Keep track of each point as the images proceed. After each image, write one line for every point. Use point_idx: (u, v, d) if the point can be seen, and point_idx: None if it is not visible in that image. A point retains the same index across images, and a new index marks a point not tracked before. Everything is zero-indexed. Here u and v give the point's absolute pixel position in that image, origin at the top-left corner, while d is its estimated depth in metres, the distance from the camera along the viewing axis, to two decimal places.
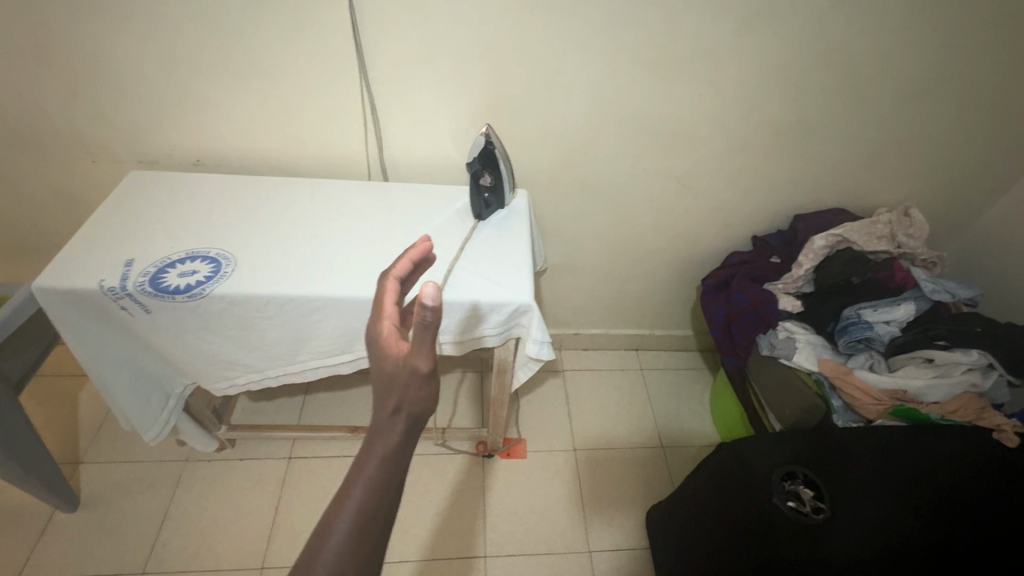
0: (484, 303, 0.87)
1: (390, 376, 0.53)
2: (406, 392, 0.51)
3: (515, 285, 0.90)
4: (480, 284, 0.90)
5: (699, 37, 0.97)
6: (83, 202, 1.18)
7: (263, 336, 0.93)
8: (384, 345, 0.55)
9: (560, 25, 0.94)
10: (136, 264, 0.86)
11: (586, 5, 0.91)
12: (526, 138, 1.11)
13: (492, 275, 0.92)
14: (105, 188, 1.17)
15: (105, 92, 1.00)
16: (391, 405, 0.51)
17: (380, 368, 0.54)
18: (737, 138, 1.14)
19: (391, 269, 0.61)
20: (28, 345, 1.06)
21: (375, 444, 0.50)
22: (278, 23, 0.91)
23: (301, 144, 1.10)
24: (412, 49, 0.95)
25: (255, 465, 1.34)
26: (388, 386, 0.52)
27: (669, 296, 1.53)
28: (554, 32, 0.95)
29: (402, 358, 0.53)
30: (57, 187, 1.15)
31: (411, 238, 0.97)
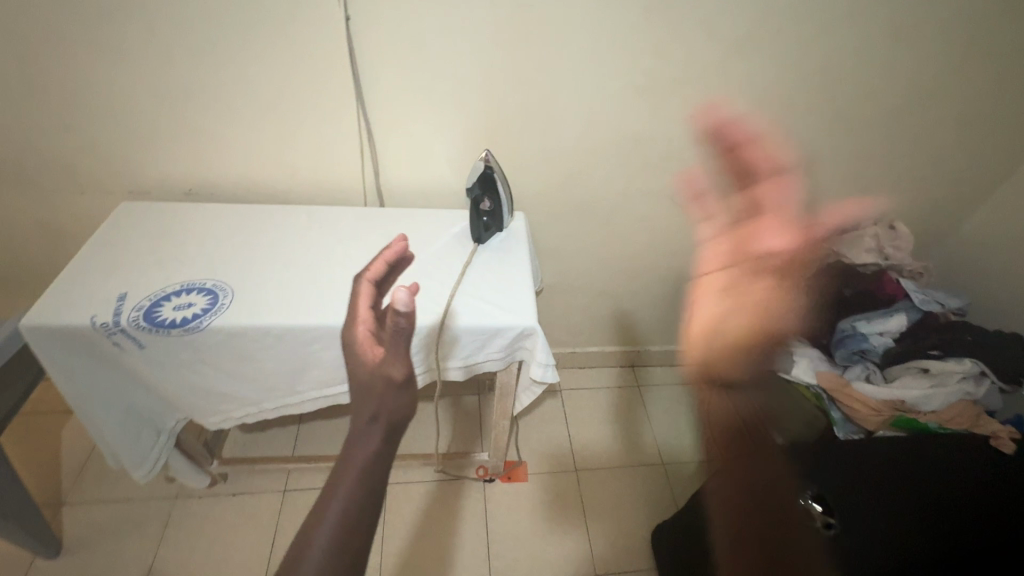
0: (471, 324, 0.87)
1: (373, 383, 0.58)
2: (385, 400, 0.56)
3: (517, 307, 0.90)
4: (483, 307, 0.89)
5: (691, 61, 1.00)
6: (67, 234, 1.15)
7: (261, 367, 0.91)
8: (362, 351, 0.62)
9: (553, 50, 0.96)
10: (129, 299, 0.83)
11: (579, 31, 0.94)
12: (522, 161, 1.12)
13: (492, 298, 0.92)
14: (91, 220, 1.13)
15: (95, 122, 0.98)
16: (372, 411, 0.55)
17: (358, 373, 0.61)
18: (727, 157, 1.16)
19: (365, 273, 0.73)
20: (11, 384, 1.02)
21: (356, 450, 0.52)
22: (276, 52, 0.91)
23: (296, 172, 1.09)
24: (409, 77, 0.96)
25: (247, 501, 1.29)
26: (366, 393, 0.57)
27: (664, 313, 1.54)
28: (547, 57, 0.97)
29: (376, 366, 0.59)
30: (40, 219, 1.12)
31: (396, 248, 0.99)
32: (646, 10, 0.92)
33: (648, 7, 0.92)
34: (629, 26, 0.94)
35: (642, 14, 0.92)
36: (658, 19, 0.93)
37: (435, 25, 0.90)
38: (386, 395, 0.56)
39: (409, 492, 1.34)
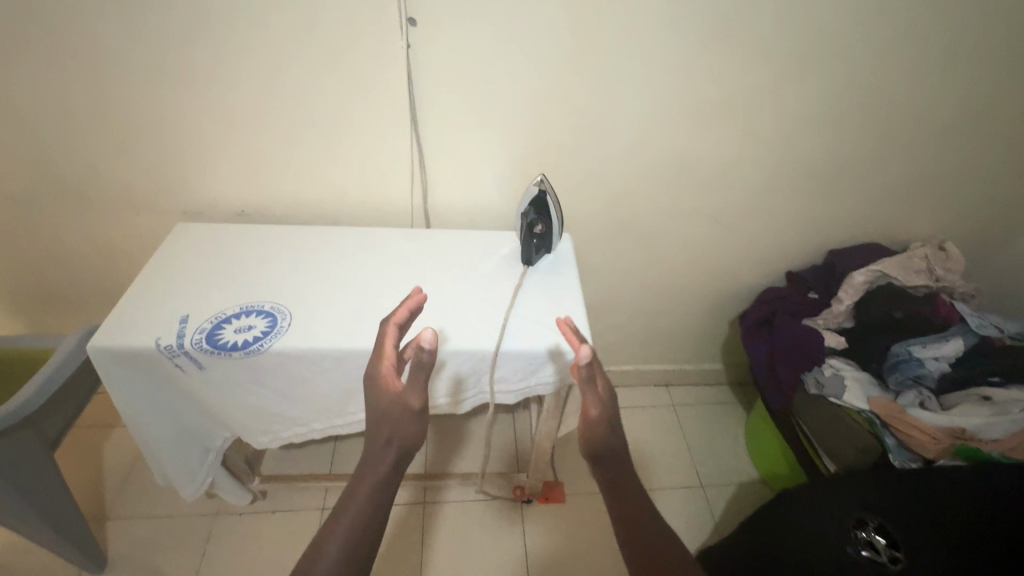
0: (518, 345, 0.87)
1: (387, 411, 0.70)
2: (398, 424, 0.69)
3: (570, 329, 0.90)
4: (537, 330, 0.90)
5: (744, 83, 1.00)
6: (120, 253, 1.17)
7: (315, 388, 0.91)
8: (383, 382, 0.72)
9: (605, 74, 0.96)
10: (192, 320, 0.85)
11: (631, 56, 0.94)
12: (568, 182, 1.12)
13: (544, 321, 0.92)
14: (143, 240, 1.16)
15: (155, 146, 1.01)
16: (382, 440, 0.68)
17: (378, 402, 0.71)
18: (774, 177, 1.16)
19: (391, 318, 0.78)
20: (68, 400, 1.04)
21: (368, 476, 0.66)
22: (335, 79, 0.93)
23: (345, 194, 1.10)
24: (462, 101, 0.97)
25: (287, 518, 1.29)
26: (384, 419, 0.69)
27: (701, 332, 1.52)
28: (599, 81, 0.97)
29: (396, 395, 0.70)
30: (95, 238, 1.14)
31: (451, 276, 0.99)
32: (702, 35, 0.93)
33: (704, 31, 0.92)
34: (684, 50, 0.94)
35: (698, 38, 0.93)
36: (714, 43, 0.94)
37: (495, 52, 0.92)
38: (399, 421, 0.69)
39: (447, 512, 1.33)
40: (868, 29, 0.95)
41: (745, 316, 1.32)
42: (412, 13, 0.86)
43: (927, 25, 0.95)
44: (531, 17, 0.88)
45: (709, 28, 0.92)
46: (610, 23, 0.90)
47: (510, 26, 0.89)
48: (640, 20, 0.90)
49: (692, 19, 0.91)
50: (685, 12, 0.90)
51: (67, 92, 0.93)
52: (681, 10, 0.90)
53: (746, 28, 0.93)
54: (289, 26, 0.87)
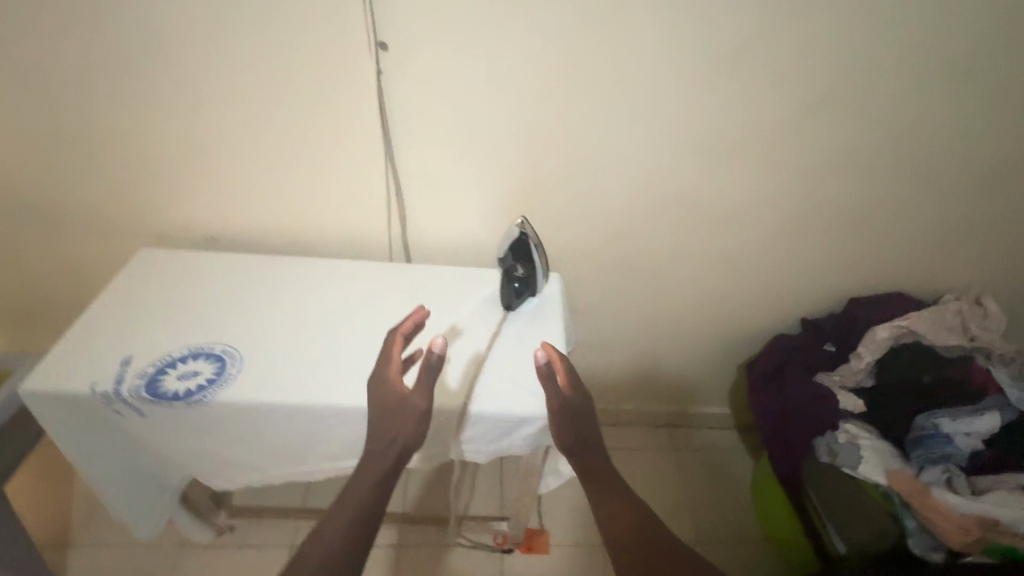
0: (490, 405, 0.79)
1: (392, 411, 0.72)
2: (404, 421, 0.71)
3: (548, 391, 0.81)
4: (511, 389, 0.81)
5: (754, 119, 0.90)
6: (80, 278, 1.10)
7: (269, 438, 0.84)
8: (389, 384, 0.74)
9: (600, 104, 0.87)
10: (133, 364, 0.78)
11: (628, 86, 0.85)
12: (561, 217, 1.03)
13: (520, 378, 0.83)
14: (105, 266, 1.08)
15: (114, 170, 0.94)
16: (387, 438, 0.70)
17: (382, 405, 0.73)
18: (789, 219, 1.05)
19: (397, 327, 0.80)
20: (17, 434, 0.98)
21: (371, 465, 0.69)
22: (305, 103, 0.86)
23: (318, 224, 1.01)
24: (443, 130, 0.89)
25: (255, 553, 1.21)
26: (391, 419, 0.71)
27: (706, 375, 1.41)
28: (594, 112, 0.88)
29: (402, 398, 0.72)
30: (55, 262, 1.07)
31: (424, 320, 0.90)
32: (707, 65, 0.84)
33: (708, 62, 0.83)
34: (685, 81, 0.85)
35: (702, 69, 0.84)
36: (720, 74, 0.85)
37: (475, 80, 0.84)
38: (407, 419, 0.71)
39: (423, 560, 1.24)
40: (893, 62, 0.85)
41: (754, 367, 1.21)
42: (382, 36, 0.79)
43: (961, 58, 0.85)
44: (513, 45, 0.81)
45: (714, 59, 0.83)
46: (602, 51, 0.82)
47: (491, 53, 0.81)
48: (635, 48, 0.82)
49: (694, 48, 0.82)
50: (685, 40, 0.81)
51: (18, 113, 0.87)
52: (681, 38, 0.81)
53: (755, 59, 0.83)
54: (253, 47, 0.80)
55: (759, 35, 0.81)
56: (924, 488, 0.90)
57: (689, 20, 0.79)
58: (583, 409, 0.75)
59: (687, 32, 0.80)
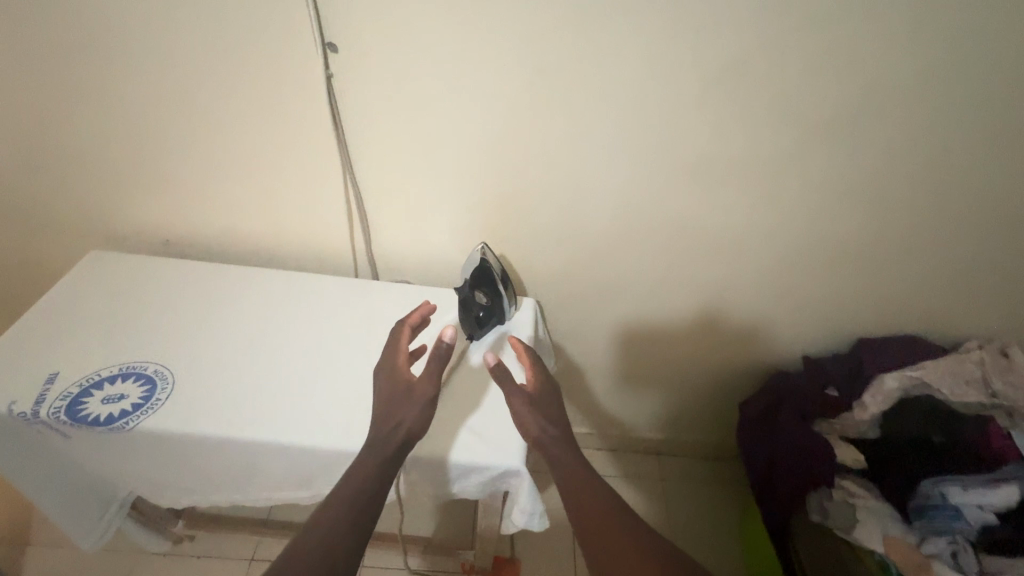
0: (433, 451, 0.71)
1: (398, 397, 0.68)
2: (409, 409, 0.67)
3: (498, 441, 0.73)
4: (458, 433, 0.73)
5: (756, 141, 0.80)
6: (30, 278, 1.04)
7: (205, 462, 0.77)
8: (395, 372, 0.71)
9: (579, 120, 0.78)
10: (56, 384, 0.72)
11: (609, 102, 0.76)
12: (539, 238, 0.94)
13: (470, 421, 0.75)
14: (56, 266, 1.02)
15: (59, 169, 0.88)
16: (391, 423, 0.66)
17: (386, 391, 0.69)
18: (795, 251, 0.94)
19: (406, 320, 0.78)
20: None
21: (372, 454, 0.64)
22: (253, 106, 0.78)
23: (277, 233, 0.94)
24: (405, 141, 0.80)
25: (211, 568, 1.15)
26: (396, 406, 0.67)
27: (699, 407, 1.31)
28: (572, 127, 0.79)
29: (409, 385, 0.69)
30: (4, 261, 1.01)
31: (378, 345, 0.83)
32: (701, 81, 0.74)
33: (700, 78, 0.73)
34: (677, 98, 0.76)
35: (696, 85, 0.74)
36: (716, 91, 0.75)
37: (439, 88, 0.75)
38: (412, 406, 0.67)
39: None
40: (918, 85, 0.74)
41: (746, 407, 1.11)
42: (331, 37, 0.71)
43: (997, 84, 0.73)
44: (480, 52, 0.72)
45: (708, 74, 0.73)
46: (581, 62, 0.72)
47: (455, 59, 0.72)
48: (619, 59, 0.72)
49: (685, 61, 0.72)
50: (676, 52, 0.71)
51: None
52: (671, 49, 0.71)
53: (756, 75, 0.73)
54: (193, 44, 0.73)
55: (761, 50, 0.71)
56: (922, 562, 0.83)
57: (681, 30, 0.70)
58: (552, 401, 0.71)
59: (678, 43, 0.71)
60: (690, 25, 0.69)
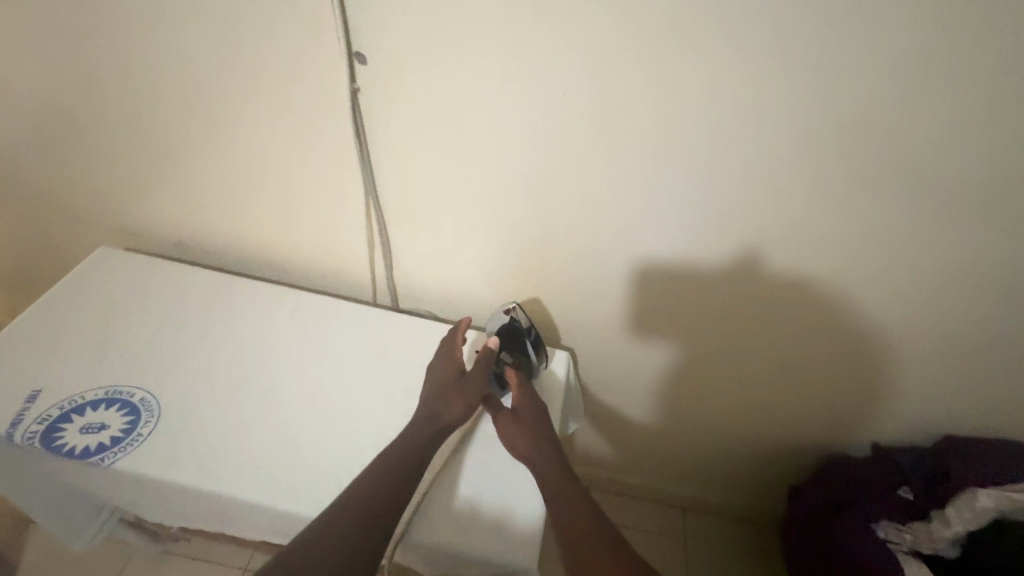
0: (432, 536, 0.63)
1: (442, 392, 0.67)
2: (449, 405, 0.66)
3: (505, 535, 0.63)
4: (462, 518, 0.64)
5: (863, 219, 0.64)
6: (52, 260, 1.00)
7: (185, 506, 0.70)
8: (441, 366, 0.70)
9: (643, 163, 0.64)
10: (36, 404, 0.66)
11: (683, 147, 0.62)
12: (581, 285, 0.81)
13: (476, 504, 0.66)
14: (75, 252, 0.98)
15: (73, 157, 0.82)
16: (428, 419, 0.65)
17: (431, 384, 0.69)
18: (889, 343, 0.78)
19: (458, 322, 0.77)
20: None
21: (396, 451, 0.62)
22: (271, 112, 0.69)
23: (293, 247, 0.86)
24: (436, 165, 0.70)
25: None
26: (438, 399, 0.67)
27: (741, 478, 1.16)
28: (634, 169, 0.65)
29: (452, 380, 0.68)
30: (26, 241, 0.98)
31: (387, 393, 0.74)
32: (807, 143, 0.59)
33: (803, 130, 0.58)
34: (771, 152, 0.60)
35: (799, 147, 0.59)
36: (824, 158, 0.59)
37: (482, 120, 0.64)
38: (454, 401, 0.66)
39: None
40: None
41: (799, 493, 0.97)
42: (359, 45, 0.61)
43: None
44: (535, 85, 0.60)
45: (815, 138, 0.58)
46: (655, 108, 0.59)
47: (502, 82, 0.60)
48: (705, 109, 0.58)
49: (790, 121, 0.57)
50: (780, 108, 0.57)
51: None
52: (775, 105, 0.56)
53: (881, 145, 0.57)
54: (207, 38, 0.64)
55: (896, 114, 0.55)
56: None
57: (791, 81, 0.55)
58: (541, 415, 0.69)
59: (785, 97, 0.56)
60: (805, 78, 0.54)
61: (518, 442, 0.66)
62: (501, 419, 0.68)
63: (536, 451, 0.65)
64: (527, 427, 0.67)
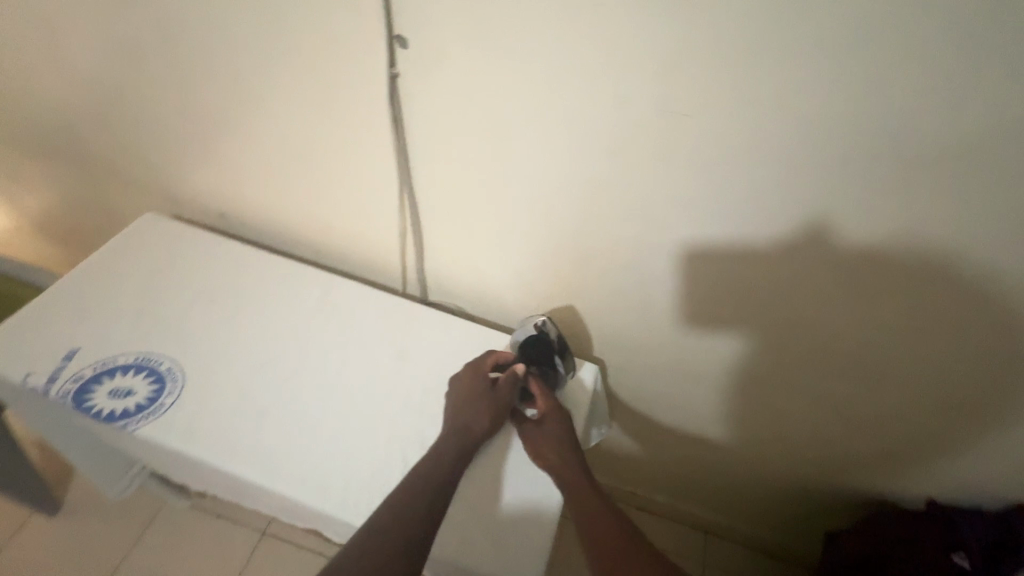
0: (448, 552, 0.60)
1: (469, 408, 0.65)
2: (475, 420, 0.65)
3: (524, 557, 0.60)
4: (476, 534, 0.62)
5: (951, 260, 0.55)
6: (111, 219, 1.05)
7: (200, 476, 0.71)
8: (467, 385, 0.68)
9: (696, 175, 0.58)
10: (72, 362, 0.69)
11: (742, 160, 0.55)
12: (615, 297, 0.76)
13: (492, 523, 0.63)
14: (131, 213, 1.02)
15: (128, 123, 0.84)
16: (459, 432, 0.63)
17: (457, 401, 0.67)
18: (964, 399, 0.69)
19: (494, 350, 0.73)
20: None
21: (426, 467, 0.59)
22: (310, 91, 0.67)
23: (327, 227, 0.85)
24: (473, 159, 0.66)
25: (214, 537, 1.14)
26: (465, 415, 0.65)
27: (771, 513, 1.08)
28: (686, 180, 0.59)
29: (476, 398, 0.66)
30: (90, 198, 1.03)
31: (404, 387, 0.72)
32: (893, 171, 0.51)
33: (889, 152, 0.50)
34: (846, 175, 0.52)
35: (881, 177, 0.51)
36: (913, 191, 0.51)
37: (525, 117, 0.59)
38: (480, 418, 0.65)
39: None
40: None
41: None
42: (400, 27, 0.57)
43: None
44: (584, 84, 0.55)
45: (903, 166, 0.50)
46: (716, 119, 0.53)
47: (548, 75, 0.55)
48: (774, 124, 0.51)
49: (876, 146, 0.49)
50: (864, 130, 0.49)
51: (35, 45, 0.78)
52: (859, 125, 0.49)
53: (985, 178, 0.48)
54: (249, 12, 0.62)
55: (1010, 143, 0.46)
56: None
57: (882, 98, 0.47)
58: (570, 425, 0.66)
59: (872, 120, 0.48)
60: (899, 97, 0.46)
61: (543, 451, 0.64)
62: (528, 430, 0.66)
63: (564, 460, 0.63)
64: (555, 437, 0.65)
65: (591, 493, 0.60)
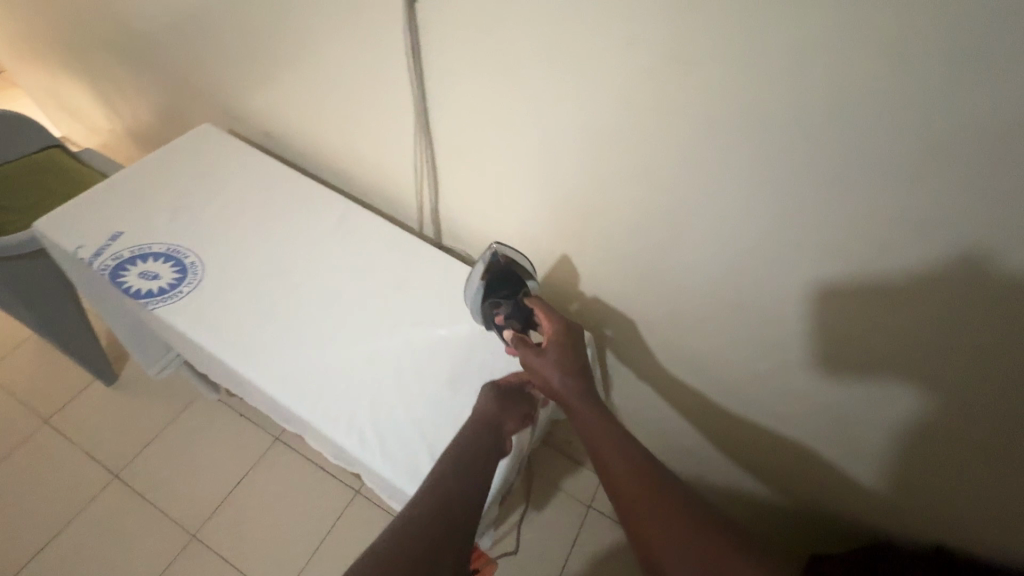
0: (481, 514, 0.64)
1: (482, 417, 0.61)
2: (492, 421, 0.61)
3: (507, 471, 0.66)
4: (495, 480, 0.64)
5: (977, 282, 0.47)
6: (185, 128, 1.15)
7: (207, 365, 0.78)
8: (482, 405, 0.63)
9: (698, 143, 0.53)
10: (115, 243, 0.77)
11: (747, 133, 0.49)
12: (617, 265, 0.73)
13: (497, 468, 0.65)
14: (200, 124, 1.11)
15: (192, 36, 0.90)
16: (476, 427, 0.60)
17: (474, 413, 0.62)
18: (997, 451, 0.59)
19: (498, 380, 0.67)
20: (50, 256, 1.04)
21: (443, 467, 0.56)
22: (337, 16, 0.68)
23: (355, 156, 0.88)
24: (483, 101, 0.65)
25: (236, 429, 1.26)
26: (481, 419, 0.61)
27: (765, 525, 1.02)
28: (689, 149, 0.54)
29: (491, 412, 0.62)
30: (170, 105, 1.13)
31: (394, 318, 0.75)
32: (916, 165, 0.43)
33: (914, 145, 0.42)
34: (861, 164, 0.45)
35: (902, 171, 0.44)
36: (940, 190, 0.43)
37: (525, 61, 0.57)
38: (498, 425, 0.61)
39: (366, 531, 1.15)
40: None
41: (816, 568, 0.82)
42: None
43: None
44: (584, 32, 0.51)
45: (928, 162, 0.42)
46: (718, 85, 0.47)
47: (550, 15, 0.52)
48: (771, 96, 0.45)
49: (897, 134, 0.42)
50: (882, 112, 0.42)
51: None
52: (877, 106, 0.42)
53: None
54: None
55: None
56: None
57: (894, 75, 0.39)
58: (573, 342, 0.65)
59: (890, 104, 0.41)
60: (914, 77, 0.39)
61: (553, 377, 0.61)
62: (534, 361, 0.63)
63: (572, 381, 0.61)
64: (559, 360, 0.63)
65: (594, 408, 0.59)
